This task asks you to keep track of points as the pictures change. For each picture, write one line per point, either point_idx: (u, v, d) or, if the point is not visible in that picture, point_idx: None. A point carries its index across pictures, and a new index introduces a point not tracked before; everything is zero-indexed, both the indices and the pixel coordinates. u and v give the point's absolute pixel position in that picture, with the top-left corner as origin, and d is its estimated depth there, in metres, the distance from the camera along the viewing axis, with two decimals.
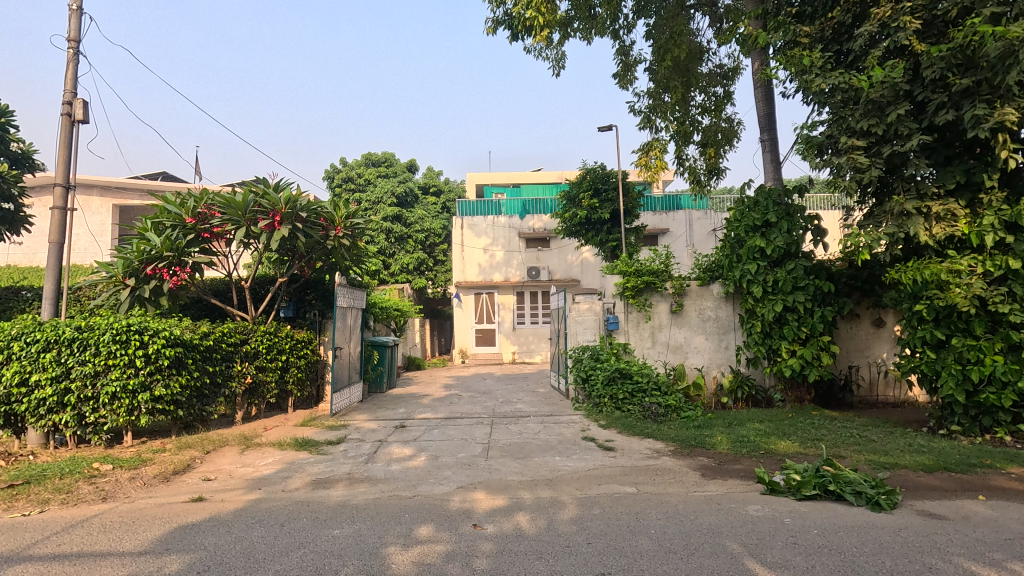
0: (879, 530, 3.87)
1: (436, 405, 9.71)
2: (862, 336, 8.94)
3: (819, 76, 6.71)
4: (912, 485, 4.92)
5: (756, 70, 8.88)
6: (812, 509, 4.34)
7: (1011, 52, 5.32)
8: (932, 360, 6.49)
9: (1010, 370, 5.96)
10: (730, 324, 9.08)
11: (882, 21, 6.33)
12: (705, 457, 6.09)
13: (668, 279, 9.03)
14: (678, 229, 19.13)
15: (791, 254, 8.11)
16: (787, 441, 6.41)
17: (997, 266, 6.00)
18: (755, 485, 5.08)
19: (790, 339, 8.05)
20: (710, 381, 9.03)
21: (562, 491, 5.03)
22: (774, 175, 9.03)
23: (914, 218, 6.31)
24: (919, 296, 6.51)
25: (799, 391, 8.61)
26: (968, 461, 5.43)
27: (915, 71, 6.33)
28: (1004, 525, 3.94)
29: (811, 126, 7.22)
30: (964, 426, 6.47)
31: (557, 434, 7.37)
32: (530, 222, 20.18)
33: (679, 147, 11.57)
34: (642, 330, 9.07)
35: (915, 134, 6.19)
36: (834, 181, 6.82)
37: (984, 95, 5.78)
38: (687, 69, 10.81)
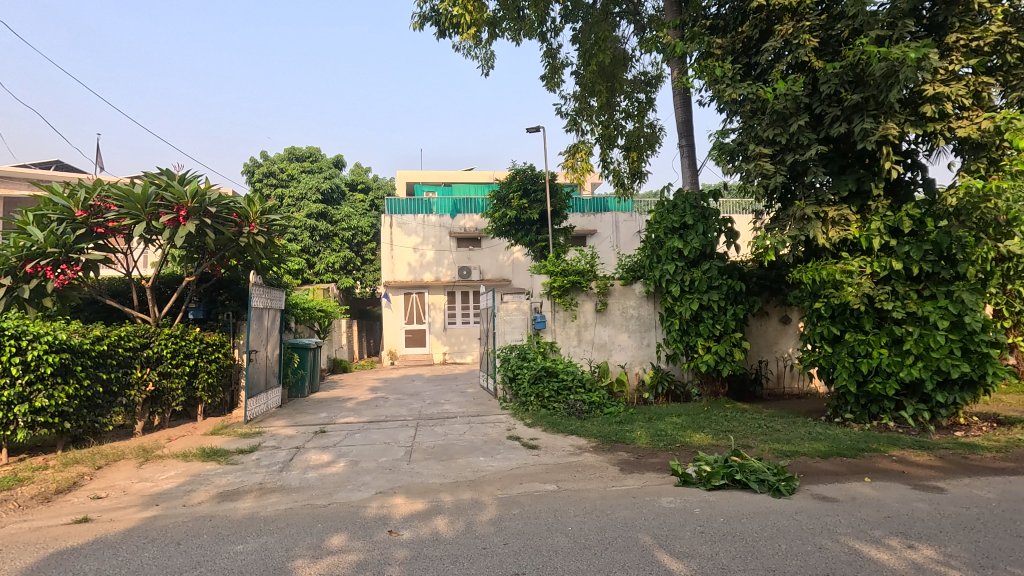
0: (778, 515, 4.11)
1: (360, 409, 9.41)
2: (771, 332, 9.53)
3: (730, 87, 7.10)
4: (809, 471, 5.28)
5: (674, 79, 9.25)
6: (720, 498, 4.56)
7: (893, 72, 5.85)
8: (828, 354, 7.02)
9: (893, 361, 6.53)
10: (652, 322, 9.42)
11: (785, 38, 6.77)
12: (625, 452, 6.26)
13: (593, 278, 9.25)
14: (605, 230, 19.69)
15: (706, 255, 8.51)
16: (701, 434, 6.71)
17: (882, 267, 6.56)
18: (670, 477, 5.28)
19: (705, 336, 8.46)
20: (632, 378, 9.32)
21: (483, 492, 5.00)
22: (691, 179, 9.46)
23: (813, 222, 6.79)
24: (817, 295, 7.00)
25: (714, 385, 9.08)
26: (858, 447, 5.91)
27: (813, 86, 6.82)
28: (884, 504, 4.31)
29: (723, 133, 7.63)
30: (856, 414, 7.05)
31: (482, 434, 7.35)
32: (461, 221, 20.06)
33: (604, 150, 11.88)
34: (569, 329, 9.22)
35: (813, 145, 6.67)
36: (744, 187, 7.23)
37: (871, 110, 6.29)
38: (612, 74, 11.10)
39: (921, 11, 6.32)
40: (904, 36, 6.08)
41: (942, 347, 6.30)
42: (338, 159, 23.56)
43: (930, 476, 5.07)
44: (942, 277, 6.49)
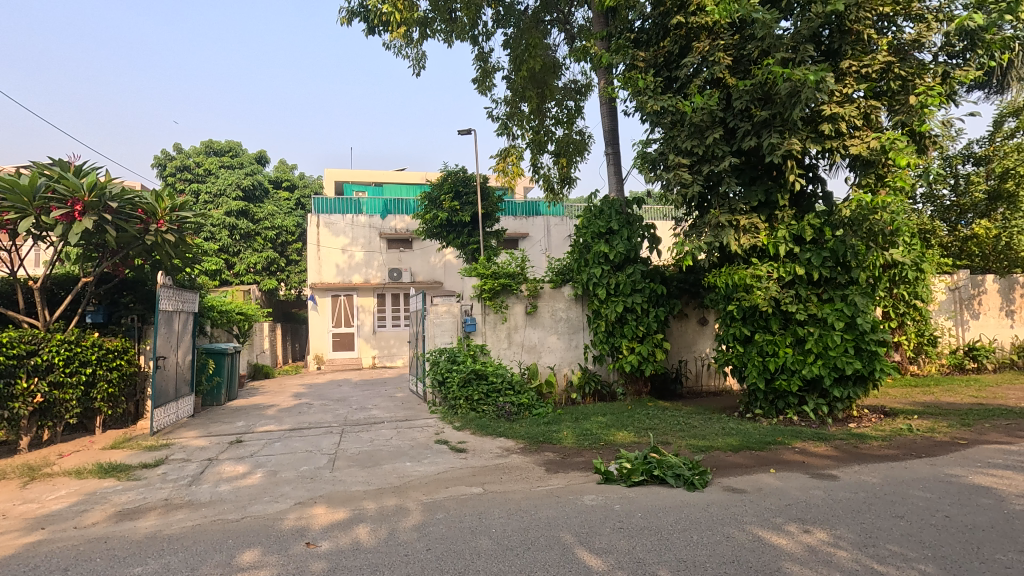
0: (692, 508, 4.32)
1: (282, 416, 9.00)
2: (691, 333, 10.02)
3: (651, 98, 7.42)
4: (721, 464, 5.61)
5: (601, 88, 9.54)
6: (640, 494, 4.74)
7: (796, 92, 6.33)
8: (740, 353, 7.51)
9: (796, 360, 7.06)
10: (579, 323, 9.64)
11: (702, 55, 7.16)
12: (551, 452, 6.37)
13: (523, 281, 9.35)
14: (537, 234, 19.99)
15: (630, 259, 8.83)
16: (624, 432, 6.95)
17: (787, 273, 7.06)
18: (593, 475, 5.42)
19: (630, 337, 8.76)
20: (561, 379, 9.49)
21: (408, 498, 4.92)
22: (617, 186, 9.79)
23: (727, 230, 7.21)
24: (731, 298, 7.46)
25: (638, 385, 9.43)
26: (766, 440, 6.34)
27: (727, 101, 7.25)
28: (785, 493, 4.64)
29: (647, 142, 7.95)
30: (765, 409, 7.56)
31: (410, 439, 7.23)
32: (391, 222, 19.74)
33: (535, 155, 12.05)
34: (499, 331, 9.28)
35: (727, 157, 7.10)
36: (664, 194, 7.59)
37: (777, 126, 6.76)
38: (542, 81, 11.29)
39: (820, 38, 6.88)
40: (806, 59, 6.59)
41: (838, 346, 6.87)
42: (260, 155, 22.47)
43: (826, 465, 5.51)
44: (838, 282, 7.07)
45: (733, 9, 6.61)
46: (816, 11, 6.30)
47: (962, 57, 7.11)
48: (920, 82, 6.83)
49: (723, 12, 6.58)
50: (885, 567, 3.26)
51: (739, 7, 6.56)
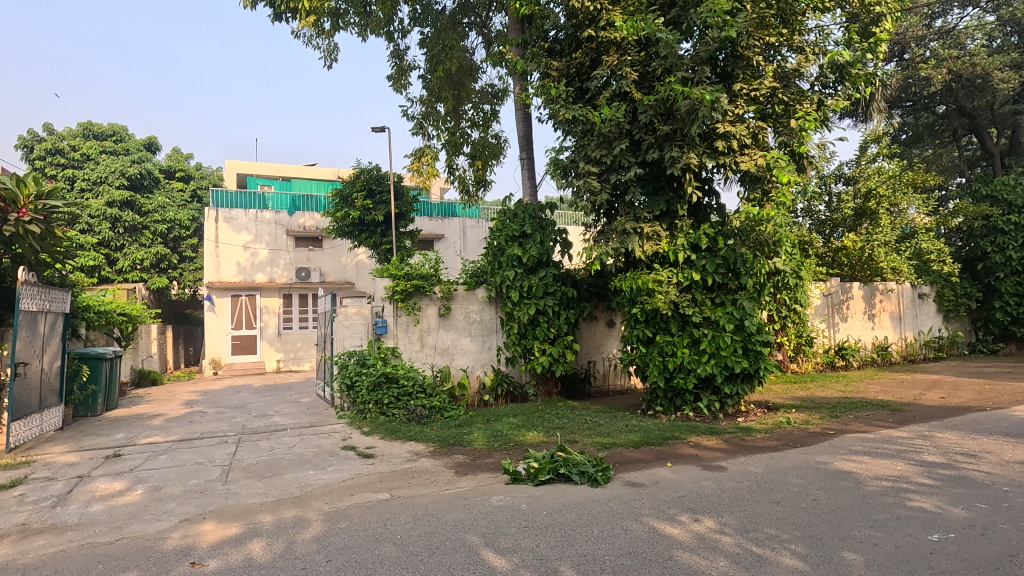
0: (593, 504, 4.49)
1: (170, 427, 8.28)
2: (599, 335, 10.41)
3: (563, 107, 7.67)
4: (623, 460, 5.87)
5: (516, 93, 9.68)
6: (546, 492, 4.85)
7: (694, 110, 6.77)
8: (643, 353, 7.93)
9: (693, 359, 7.55)
10: (493, 325, 9.69)
11: (610, 68, 7.48)
12: (461, 455, 6.35)
13: (437, 283, 9.27)
14: (452, 235, 19.94)
15: (542, 263, 9.04)
16: (534, 432, 7.08)
17: (685, 278, 7.53)
18: (501, 476, 5.47)
19: (541, 339, 8.95)
20: (474, 381, 9.50)
21: (309, 508, 4.70)
22: (531, 191, 9.98)
23: (632, 236, 7.58)
24: (635, 301, 7.86)
25: (549, 385, 9.64)
26: (664, 436, 6.72)
27: (633, 114, 7.63)
28: (680, 485, 4.94)
29: (559, 149, 8.18)
30: (664, 406, 8.01)
31: (314, 446, 6.92)
32: (299, 219, 18.85)
33: (450, 156, 12.01)
34: (411, 334, 9.13)
35: (632, 167, 7.48)
36: (575, 201, 7.89)
37: (677, 141, 7.21)
38: (459, 82, 11.26)
39: (717, 61, 7.40)
40: (703, 79, 7.07)
41: (728, 346, 7.43)
42: (150, 142, 20.61)
43: (716, 457, 5.95)
44: (729, 287, 7.64)
45: (640, 27, 6.96)
46: (713, 36, 6.79)
47: (833, 87, 7.97)
48: (800, 107, 7.57)
49: (631, 28, 6.90)
50: (762, 548, 3.57)
51: (645, 26, 6.92)
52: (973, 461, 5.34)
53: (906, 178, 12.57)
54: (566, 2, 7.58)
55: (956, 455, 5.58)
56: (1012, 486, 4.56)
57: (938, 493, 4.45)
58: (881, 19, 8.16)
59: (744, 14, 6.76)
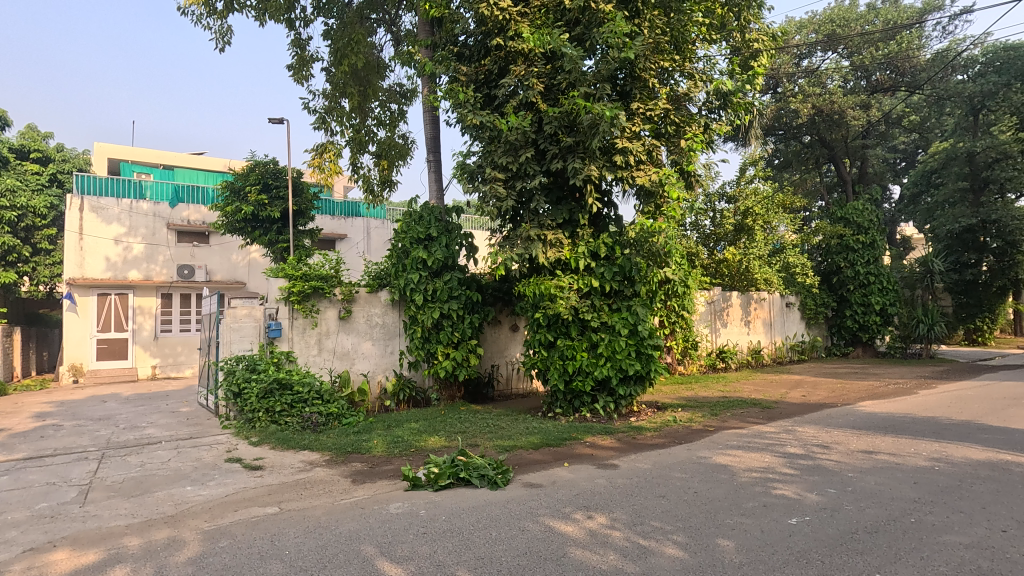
0: (492, 506, 4.53)
1: (13, 443, 7.21)
2: (503, 339, 10.55)
3: (471, 112, 7.76)
4: (522, 462, 5.99)
5: (425, 94, 9.57)
6: (446, 497, 4.82)
7: (596, 124, 7.11)
8: (544, 357, 8.14)
9: (591, 362, 7.88)
10: (396, 329, 9.47)
11: (518, 78, 7.65)
12: (359, 463, 6.14)
13: (337, 285, 8.90)
14: (355, 236, 19.29)
15: (448, 267, 9.02)
16: (435, 437, 7.02)
17: (585, 285, 7.84)
18: (400, 483, 5.36)
19: (445, 343, 8.89)
20: (374, 386, 9.23)
21: (185, 528, 4.31)
22: (437, 194, 9.91)
23: (535, 243, 7.78)
24: (537, 307, 8.06)
25: (452, 390, 9.57)
26: (563, 437, 6.95)
27: (539, 125, 7.86)
28: (575, 484, 5.13)
29: (467, 154, 8.25)
30: (564, 408, 8.29)
31: (193, 459, 6.36)
32: (182, 212, 17.30)
33: (354, 154, 11.62)
34: (308, 337, 8.68)
35: (537, 175, 7.71)
36: (481, 206, 7.96)
37: (580, 153, 7.51)
38: (365, 78, 10.95)
39: (618, 80, 7.79)
40: (603, 96, 7.42)
41: (623, 350, 7.84)
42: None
43: (610, 456, 6.24)
44: (625, 294, 8.04)
45: (546, 41, 7.18)
46: (614, 56, 7.15)
47: (718, 113, 8.72)
48: (689, 129, 8.20)
49: (538, 41, 7.11)
50: (648, 540, 3.80)
51: (551, 40, 7.16)
52: (826, 451, 6.07)
53: (777, 200, 14.03)
54: (476, 8, 7.66)
55: (813, 446, 6.32)
56: (856, 472, 5.23)
57: (797, 481, 5.00)
58: (757, 55, 9.06)
59: (641, 38, 7.21)
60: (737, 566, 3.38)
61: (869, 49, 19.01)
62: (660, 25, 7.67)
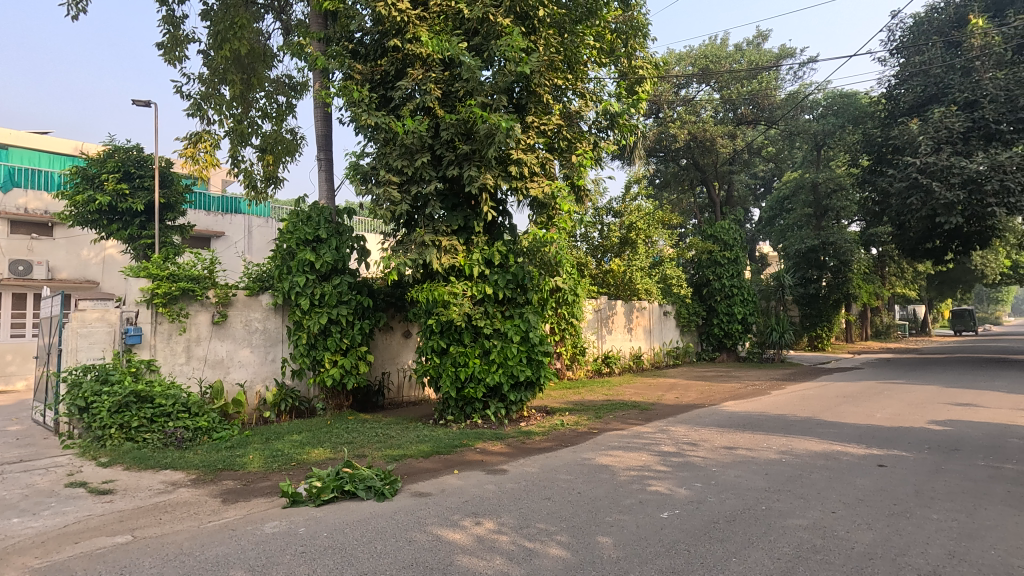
0: (379, 518, 4.40)
1: None
2: (394, 346, 10.31)
3: (366, 112, 7.58)
4: (412, 471, 5.88)
5: (316, 90, 9.16)
6: (328, 512, 4.59)
7: (492, 134, 7.22)
8: (437, 364, 8.08)
9: (483, 369, 7.95)
10: (278, 335, 8.87)
11: (415, 81, 7.59)
12: (230, 481, 5.66)
13: (210, 286, 8.18)
14: (234, 235, 17.87)
15: (338, 270, 8.65)
16: (320, 449, 6.67)
17: (479, 292, 7.90)
18: (278, 499, 5.02)
19: (332, 350, 8.49)
20: (252, 397, 8.55)
21: (9, 567, 3.69)
22: (327, 193, 9.48)
23: (430, 249, 7.72)
24: (431, 313, 7.99)
25: (339, 399, 9.17)
26: (454, 444, 6.93)
27: (435, 130, 7.84)
28: (465, 491, 5.13)
29: (360, 154, 8.00)
30: (455, 415, 8.28)
31: (22, 486, 5.47)
32: (18, 199, 14.98)
33: (235, 146, 10.79)
34: (174, 344, 7.87)
35: (432, 180, 7.69)
36: (374, 208, 7.74)
37: (476, 161, 7.58)
38: (249, 66, 10.22)
39: (514, 92, 7.95)
40: (500, 107, 7.53)
41: (514, 356, 7.98)
42: None
43: (499, 461, 6.33)
44: (517, 301, 8.22)
45: (444, 47, 7.20)
46: (510, 69, 7.32)
47: (607, 132, 9.24)
48: (579, 146, 8.63)
49: (436, 47, 7.12)
50: (534, 542, 3.89)
51: (449, 47, 7.20)
52: (694, 448, 6.64)
53: (657, 216, 15.15)
54: (373, 7, 7.47)
55: (683, 444, 6.88)
56: (719, 466, 5.78)
57: (670, 478, 5.42)
58: (641, 81, 9.75)
59: (536, 55, 7.45)
60: (614, 560, 3.58)
61: (736, 85, 21.21)
62: (555, 44, 7.98)
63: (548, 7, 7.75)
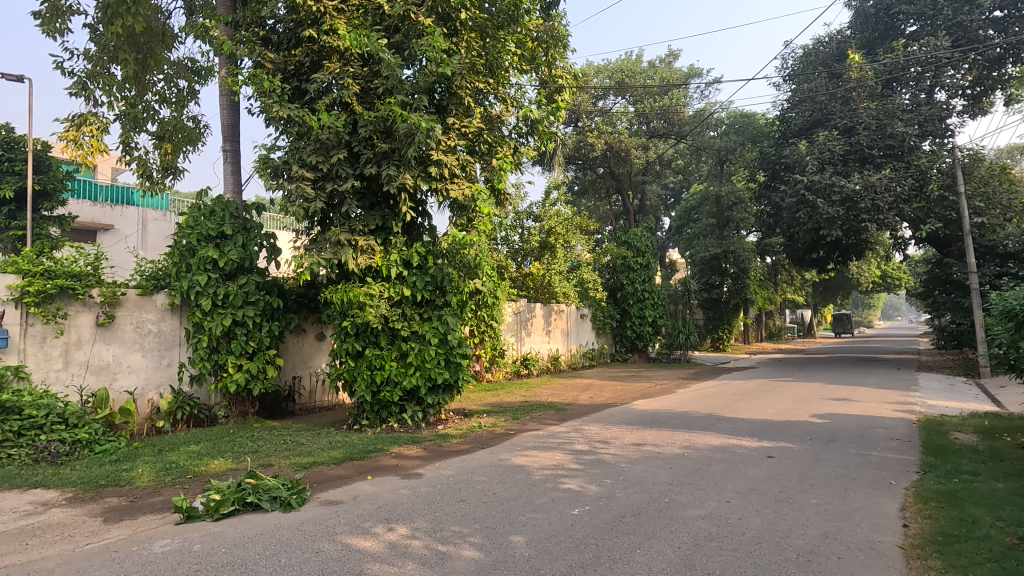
0: (284, 530, 4.19)
1: None
2: (306, 348, 9.87)
3: (278, 103, 7.22)
4: (321, 479, 5.65)
5: (222, 76, 8.60)
6: (228, 526, 4.32)
7: (411, 134, 7.12)
8: (351, 367, 7.82)
9: (400, 372, 7.80)
10: (174, 339, 8.22)
11: (332, 75, 7.33)
12: (115, 498, 5.16)
13: (95, 284, 7.45)
14: (126, 228, 16.32)
15: (244, 269, 8.16)
16: (220, 459, 6.24)
17: (396, 293, 7.75)
18: (170, 516, 4.64)
19: (237, 354, 7.98)
20: (143, 405, 7.82)
21: None
22: (234, 187, 8.92)
23: (345, 248, 7.46)
24: (346, 315, 7.74)
25: (243, 405, 8.61)
26: (368, 449, 6.75)
27: (353, 126, 7.61)
28: (378, 497, 5.02)
29: (271, 147, 7.60)
30: (371, 420, 8.05)
31: None
32: None
33: (127, 132, 9.88)
34: (49, 349, 7.05)
35: (349, 178, 7.45)
36: (285, 205, 7.38)
37: (395, 160, 7.45)
38: (145, 45, 9.40)
39: (435, 93, 7.89)
40: (421, 107, 7.44)
41: (432, 358, 7.91)
42: None
43: (415, 465, 6.25)
44: (436, 304, 8.16)
45: (363, 42, 6.99)
46: (431, 69, 7.25)
47: (527, 138, 9.41)
48: (500, 150, 8.72)
49: (353, 41, 6.91)
50: (447, 545, 3.88)
51: (368, 42, 7.00)
52: (605, 446, 6.91)
53: (575, 222, 15.63)
54: None
55: (595, 442, 7.13)
56: (627, 462, 6.05)
57: (581, 475, 5.60)
58: (560, 90, 10.07)
59: (458, 57, 7.43)
60: (526, 558, 3.64)
61: (649, 100, 22.35)
62: (476, 48, 8.00)
63: (470, 11, 7.78)
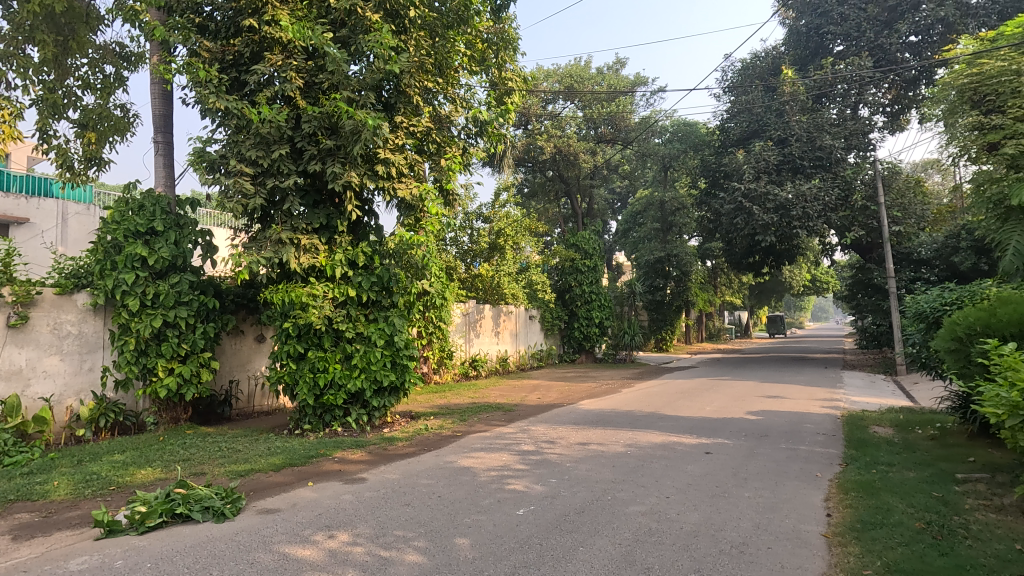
0: (217, 541, 4.00)
1: None
2: (244, 351, 9.47)
3: (214, 94, 6.90)
4: (259, 487, 5.43)
5: (153, 63, 8.14)
6: (154, 540, 4.08)
7: (357, 131, 6.96)
8: (293, 370, 7.55)
9: (344, 374, 7.61)
10: (97, 341, 7.67)
11: (274, 67, 7.07)
12: (26, 513, 4.76)
13: (5, 282, 6.87)
14: (44, 222, 15.14)
15: (176, 268, 7.75)
16: (147, 469, 5.88)
17: (341, 294, 7.55)
18: (89, 531, 4.33)
19: (168, 357, 7.54)
20: (60, 413, 7.27)
21: None
22: (165, 180, 8.46)
23: (287, 247, 7.19)
24: (287, 316, 7.48)
25: (174, 411, 8.14)
26: (309, 454, 6.53)
27: (296, 121, 7.37)
28: (319, 504, 4.87)
29: (206, 140, 7.24)
30: (313, 423, 7.81)
31: None
32: None
33: (45, 118, 9.16)
34: None
35: (292, 175, 7.20)
36: (222, 200, 7.06)
37: (340, 157, 7.25)
38: (67, 27, 8.76)
39: (382, 90, 7.75)
40: (368, 104, 7.29)
41: (378, 360, 7.75)
42: None
43: (358, 470, 6.11)
44: (382, 304, 8.02)
45: (307, 35, 6.78)
46: (378, 66, 7.12)
47: (476, 139, 9.40)
48: (449, 150, 8.67)
49: (297, 33, 6.70)
50: (389, 551, 3.81)
51: (313, 35, 6.80)
52: (551, 446, 6.98)
53: (524, 224, 15.74)
54: None
55: (542, 442, 7.20)
56: (572, 462, 6.14)
57: (527, 475, 5.64)
58: (510, 93, 10.13)
59: (406, 55, 7.33)
60: (469, 561, 3.63)
61: (597, 105, 22.77)
62: (425, 46, 7.91)
63: (420, 9, 7.70)
